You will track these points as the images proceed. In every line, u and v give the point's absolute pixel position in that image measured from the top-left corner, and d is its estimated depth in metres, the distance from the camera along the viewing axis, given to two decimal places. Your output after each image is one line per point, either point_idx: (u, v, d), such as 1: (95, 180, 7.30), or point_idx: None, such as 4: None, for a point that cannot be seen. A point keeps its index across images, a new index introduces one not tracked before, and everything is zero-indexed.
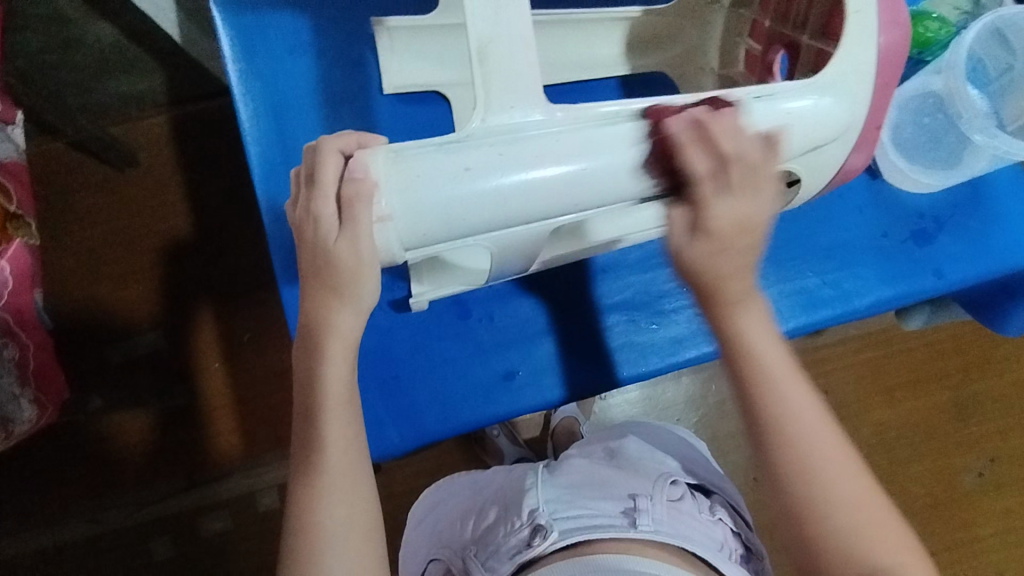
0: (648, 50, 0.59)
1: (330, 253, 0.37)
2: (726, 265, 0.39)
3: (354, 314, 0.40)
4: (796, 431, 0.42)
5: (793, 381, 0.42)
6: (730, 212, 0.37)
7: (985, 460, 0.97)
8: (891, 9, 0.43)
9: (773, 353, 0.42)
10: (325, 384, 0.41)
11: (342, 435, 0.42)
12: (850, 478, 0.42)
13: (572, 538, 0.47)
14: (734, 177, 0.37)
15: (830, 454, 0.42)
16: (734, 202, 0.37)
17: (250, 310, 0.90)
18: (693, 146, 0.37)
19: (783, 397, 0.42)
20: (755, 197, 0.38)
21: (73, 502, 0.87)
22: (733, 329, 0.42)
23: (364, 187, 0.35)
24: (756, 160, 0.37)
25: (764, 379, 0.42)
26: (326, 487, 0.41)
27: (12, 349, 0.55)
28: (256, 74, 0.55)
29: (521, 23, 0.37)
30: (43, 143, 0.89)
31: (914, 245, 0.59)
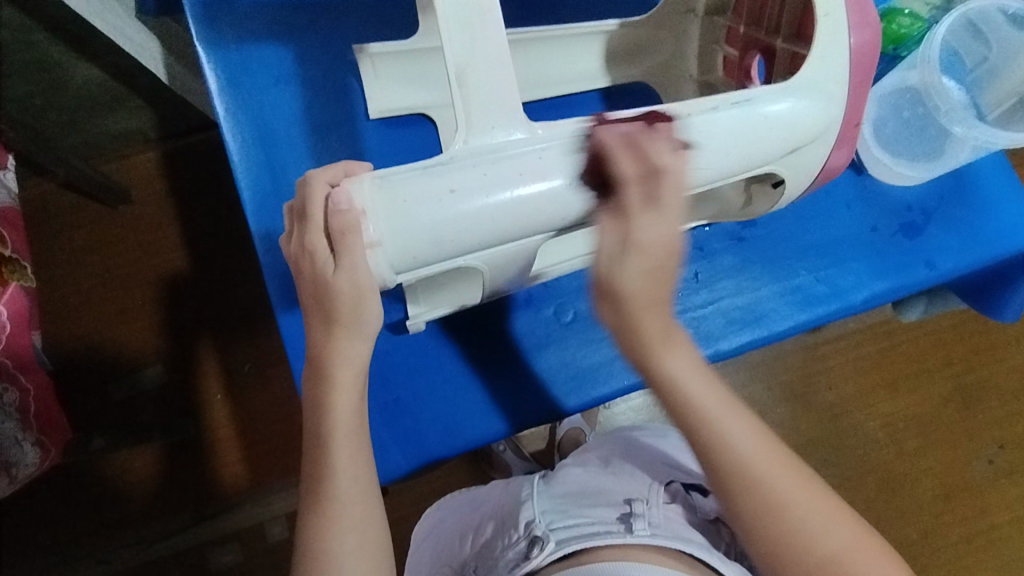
0: (627, 61, 0.60)
1: (330, 286, 0.38)
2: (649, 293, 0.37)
3: (360, 340, 0.41)
4: (755, 474, 0.40)
5: (732, 415, 0.41)
6: (653, 229, 0.37)
7: (994, 447, 0.97)
8: (861, 10, 0.43)
9: (708, 399, 0.41)
10: (333, 414, 0.41)
11: (351, 465, 0.41)
12: (817, 504, 0.40)
13: (569, 547, 0.46)
14: (663, 189, 0.37)
15: (798, 487, 0.40)
16: (659, 218, 0.37)
17: (251, 340, 0.90)
18: (621, 154, 0.37)
19: (729, 443, 0.40)
20: (671, 215, 0.37)
21: (80, 543, 0.86)
22: (663, 374, 0.40)
23: (350, 218, 0.36)
24: (672, 176, 0.38)
25: (701, 419, 0.40)
26: (338, 520, 0.41)
27: (12, 393, 0.55)
28: (242, 107, 0.56)
29: (498, 45, 0.38)
30: (37, 186, 0.90)
31: (904, 238, 0.59)
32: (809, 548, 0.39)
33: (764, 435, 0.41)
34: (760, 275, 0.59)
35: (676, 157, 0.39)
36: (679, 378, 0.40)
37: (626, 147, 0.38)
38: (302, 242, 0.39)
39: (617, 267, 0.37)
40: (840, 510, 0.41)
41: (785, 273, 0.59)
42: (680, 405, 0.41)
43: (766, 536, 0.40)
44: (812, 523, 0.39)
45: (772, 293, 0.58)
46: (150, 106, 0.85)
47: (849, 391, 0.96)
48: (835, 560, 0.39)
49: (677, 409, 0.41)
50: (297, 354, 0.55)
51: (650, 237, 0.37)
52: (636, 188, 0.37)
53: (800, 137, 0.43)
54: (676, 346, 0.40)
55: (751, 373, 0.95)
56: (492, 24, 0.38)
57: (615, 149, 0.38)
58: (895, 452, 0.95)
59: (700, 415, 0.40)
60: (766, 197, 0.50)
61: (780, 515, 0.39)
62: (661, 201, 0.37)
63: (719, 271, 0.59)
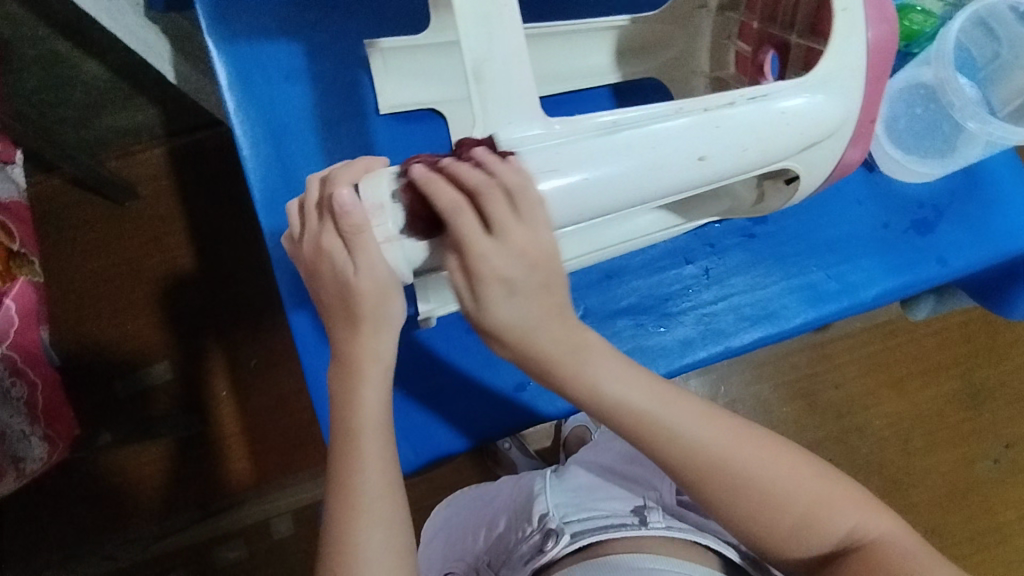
0: (638, 57, 0.60)
1: (348, 283, 0.38)
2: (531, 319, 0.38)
3: (389, 335, 0.40)
4: (707, 457, 0.41)
5: (679, 406, 0.41)
6: (499, 257, 0.36)
7: (1000, 446, 0.96)
8: (878, 6, 0.43)
9: (638, 398, 0.41)
10: (361, 408, 0.41)
11: (379, 458, 0.41)
12: (777, 466, 0.42)
13: (585, 539, 0.47)
14: (494, 213, 0.35)
15: (754, 458, 0.41)
16: (504, 245, 0.36)
17: (257, 337, 0.90)
18: (436, 186, 0.35)
19: (672, 437, 0.41)
20: (521, 237, 0.36)
21: (86, 538, 0.86)
22: (585, 385, 0.40)
23: (358, 219, 0.36)
24: (502, 198, 0.35)
25: (648, 421, 0.40)
26: (365, 511, 0.40)
27: (19, 387, 0.55)
28: (252, 102, 0.56)
29: (514, 39, 0.38)
30: (43, 182, 0.90)
31: (915, 234, 0.59)
32: (773, 509, 0.41)
33: (708, 416, 0.42)
34: (771, 271, 0.59)
35: (691, 152, 0.39)
36: (600, 383, 0.40)
37: (431, 185, 0.35)
38: (318, 237, 0.38)
39: (489, 302, 0.37)
40: (798, 462, 0.43)
41: (795, 270, 0.59)
42: (607, 414, 0.41)
43: (732, 509, 0.41)
44: (774, 485, 0.41)
45: (784, 290, 0.58)
46: (155, 102, 0.85)
47: (855, 390, 0.96)
48: (798, 514, 0.42)
49: (613, 416, 0.41)
50: (308, 350, 0.54)
51: (498, 266, 0.36)
52: (460, 220, 0.35)
53: (817, 133, 0.42)
54: (593, 357, 0.40)
55: (758, 372, 0.95)
56: (509, 19, 0.38)
57: (630, 144, 0.38)
58: (901, 452, 0.95)
59: (644, 418, 0.40)
60: (779, 195, 0.50)
61: (743, 489, 0.41)
62: (498, 229, 0.35)
63: (731, 268, 0.59)
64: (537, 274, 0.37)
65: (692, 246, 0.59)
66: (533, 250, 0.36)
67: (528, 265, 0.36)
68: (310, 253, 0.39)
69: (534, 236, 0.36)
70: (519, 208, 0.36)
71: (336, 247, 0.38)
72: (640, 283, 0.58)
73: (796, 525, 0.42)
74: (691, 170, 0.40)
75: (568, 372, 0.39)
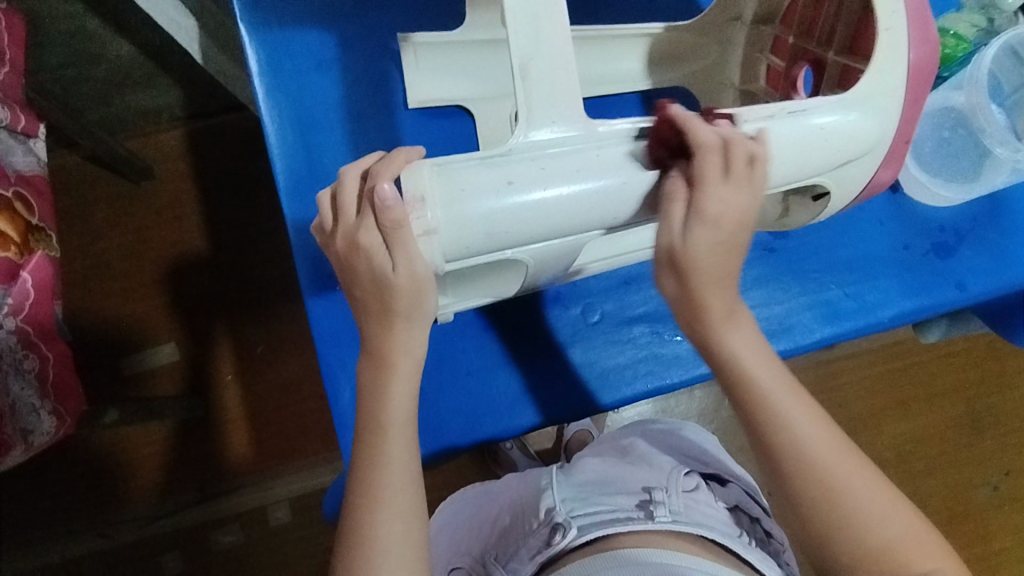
0: (669, 66, 0.60)
1: (388, 282, 0.38)
2: (710, 268, 0.38)
3: (420, 328, 0.41)
4: (816, 458, 0.41)
5: (796, 401, 0.42)
6: (725, 202, 0.37)
7: (1000, 473, 0.97)
8: (921, 27, 0.44)
9: (768, 379, 0.42)
10: (388, 399, 0.41)
11: (406, 451, 0.42)
12: (866, 489, 0.40)
13: (590, 534, 0.48)
14: (736, 160, 0.37)
15: (855, 472, 0.41)
16: (732, 192, 0.37)
17: (266, 323, 0.90)
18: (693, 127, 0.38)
19: (792, 427, 0.41)
20: (745, 189, 0.37)
21: (84, 514, 0.86)
22: (724, 351, 0.42)
23: (398, 215, 0.36)
24: (748, 151, 0.38)
25: (764, 402, 0.41)
26: (386, 503, 0.41)
27: (31, 360, 0.53)
28: (282, 90, 0.56)
29: (561, 40, 0.39)
30: (61, 157, 0.90)
31: (935, 258, 0.59)
32: (862, 527, 0.40)
33: (824, 421, 0.42)
34: (789, 286, 0.59)
35: None
36: (735, 353, 0.42)
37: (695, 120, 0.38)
38: (350, 231, 0.38)
39: (682, 241, 0.38)
40: (888, 488, 0.41)
41: (813, 287, 0.59)
42: (735, 382, 0.42)
43: (820, 516, 0.40)
44: (863, 503, 0.40)
45: (802, 305, 0.58)
46: (179, 84, 0.85)
47: (859, 409, 0.96)
48: (882, 546, 0.39)
49: (733, 388, 0.42)
50: (323, 340, 0.55)
51: (721, 210, 0.37)
52: (712, 157, 0.37)
53: (853, 150, 0.43)
54: (735, 324, 0.42)
55: None
56: (558, 20, 0.39)
57: (671, 150, 0.39)
58: (903, 473, 0.95)
59: (763, 398, 0.41)
60: (806, 211, 0.50)
61: (835, 498, 0.40)
62: (731, 175, 0.37)
63: (749, 281, 0.59)
64: (735, 231, 0.38)
65: None
66: (750, 205, 0.38)
67: (739, 221, 0.38)
68: (344, 248, 0.39)
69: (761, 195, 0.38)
70: (751, 165, 0.38)
71: (375, 241, 0.37)
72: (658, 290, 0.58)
73: (881, 551, 0.39)
74: None
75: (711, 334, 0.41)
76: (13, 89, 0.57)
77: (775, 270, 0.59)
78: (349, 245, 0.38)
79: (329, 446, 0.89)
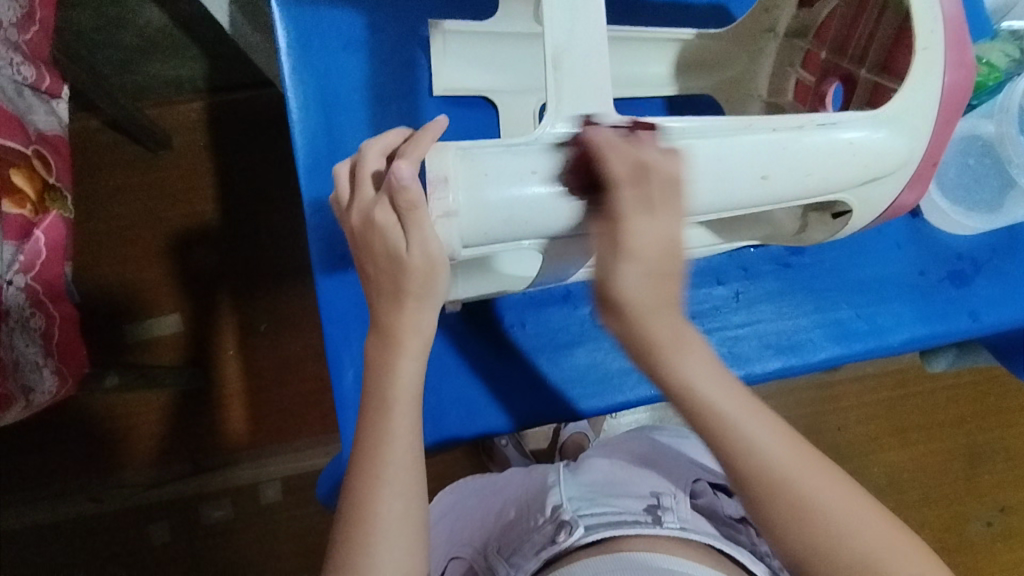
0: (697, 73, 0.60)
1: (402, 261, 0.37)
2: (657, 297, 0.36)
3: (432, 311, 0.40)
4: (778, 470, 0.39)
5: (760, 422, 0.39)
6: (649, 230, 0.35)
7: (995, 509, 0.96)
8: (958, 50, 0.44)
9: (726, 405, 0.39)
10: (396, 377, 0.41)
11: (410, 429, 0.41)
12: (839, 500, 0.39)
13: (598, 533, 0.47)
14: (654, 188, 0.36)
15: (821, 487, 0.39)
16: (653, 219, 0.35)
17: (272, 300, 0.90)
18: (610, 154, 0.37)
19: (752, 448, 0.39)
20: (672, 216, 0.36)
21: (76, 478, 0.86)
22: (676, 381, 0.38)
23: (412, 197, 0.35)
24: (671, 176, 0.36)
25: (721, 425, 0.39)
26: (389, 480, 0.40)
27: (37, 319, 0.53)
28: (309, 68, 0.56)
29: (596, 35, 0.40)
30: (81, 121, 0.90)
31: (951, 286, 0.59)
32: (830, 538, 0.38)
33: (786, 434, 0.40)
34: (801, 303, 0.58)
35: (754, 171, 0.41)
36: (690, 381, 0.38)
37: (611, 147, 0.37)
38: (365, 206, 0.38)
39: (616, 280, 0.35)
40: (860, 500, 0.39)
41: (826, 305, 0.58)
42: (695, 412, 0.39)
43: (787, 528, 0.38)
44: (841, 518, 0.38)
45: (813, 323, 0.58)
46: (205, 56, 0.85)
47: (858, 434, 0.95)
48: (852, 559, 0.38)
49: (691, 416, 0.39)
50: (331, 318, 0.55)
51: (647, 239, 0.35)
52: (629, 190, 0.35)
53: (880, 168, 0.43)
54: (693, 351, 0.38)
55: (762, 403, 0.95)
56: (593, 15, 0.40)
57: (697, 152, 0.40)
58: (898, 501, 0.94)
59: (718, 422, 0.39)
60: (823, 227, 0.50)
61: (806, 515, 0.38)
62: (650, 204, 0.35)
63: (762, 294, 0.58)
64: (670, 259, 0.35)
65: (726, 267, 0.59)
66: (672, 233, 0.35)
67: (668, 250, 0.35)
68: (358, 224, 0.39)
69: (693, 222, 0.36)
70: (673, 193, 0.36)
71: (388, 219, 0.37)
72: None
73: (858, 567, 0.38)
74: (755, 188, 0.41)
75: (659, 362, 0.37)
76: (40, 47, 0.57)
77: (757, 290, 0.58)
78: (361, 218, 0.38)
79: (324, 428, 0.89)
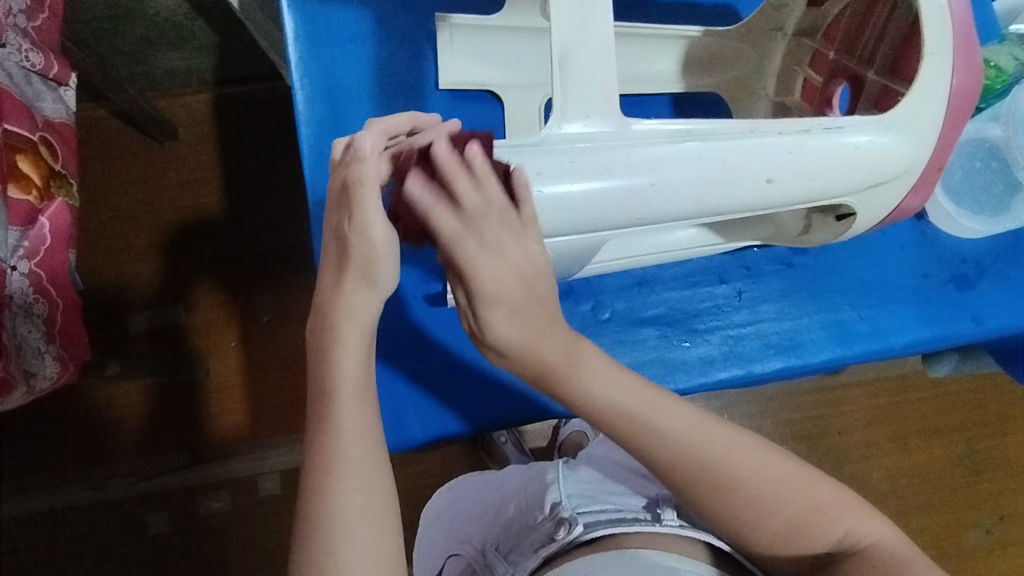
0: (703, 71, 0.59)
1: (347, 238, 0.38)
2: (530, 330, 0.40)
3: (366, 291, 0.40)
4: (699, 452, 0.42)
5: (669, 412, 0.42)
6: (495, 275, 0.38)
7: (994, 517, 0.95)
8: (967, 53, 0.44)
9: (629, 403, 0.42)
10: (335, 368, 0.41)
11: (356, 422, 0.41)
12: (761, 468, 0.42)
13: (597, 531, 0.47)
14: (490, 232, 0.37)
15: (741, 457, 0.42)
16: (499, 261, 0.38)
17: (273, 293, 0.90)
18: (436, 209, 0.37)
19: (665, 440, 0.42)
20: (520, 249, 0.38)
21: (76, 465, 0.87)
22: (579, 392, 0.42)
23: (363, 169, 0.36)
24: (505, 213, 0.37)
25: (633, 424, 0.42)
26: (343, 474, 0.40)
27: (41, 305, 0.54)
28: (315, 59, 0.56)
29: (603, 34, 0.40)
30: (88, 110, 0.90)
31: (955, 289, 0.59)
32: (762, 504, 0.42)
33: (698, 415, 0.43)
34: (804, 304, 0.58)
35: (760, 171, 0.41)
36: (593, 392, 0.42)
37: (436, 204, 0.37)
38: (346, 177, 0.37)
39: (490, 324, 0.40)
40: (772, 458, 0.43)
41: (829, 307, 0.58)
42: (604, 420, 0.42)
43: (725, 507, 0.42)
44: (763, 487, 0.42)
45: (815, 324, 0.58)
46: (214, 48, 0.85)
47: (858, 439, 0.95)
48: (788, 518, 0.42)
49: (603, 421, 0.42)
50: None
51: (497, 283, 0.38)
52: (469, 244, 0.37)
53: (884, 171, 0.43)
54: (585, 364, 0.42)
55: (762, 406, 0.94)
56: (601, 14, 0.40)
57: (701, 151, 0.41)
58: (896, 507, 0.94)
59: (629, 423, 0.42)
60: (828, 229, 0.50)
61: (732, 493, 0.41)
62: (492, 248, 0.37)
63: (765, 295, 0.58)
64: (531, 290, 0.39)
65: (728, 267, 0.58)
66: (527, 266, 0.38)
67: (524, 283, 0.38)
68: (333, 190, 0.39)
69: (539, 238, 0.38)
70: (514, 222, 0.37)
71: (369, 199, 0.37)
72: (670, 294, 0.58)
73: (791, 525, 0.42)
74: (758, 188, 0.41)
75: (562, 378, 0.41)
76: (50, 35, 0.58)
77: (759, 290, 0.58)
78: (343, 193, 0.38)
79: None
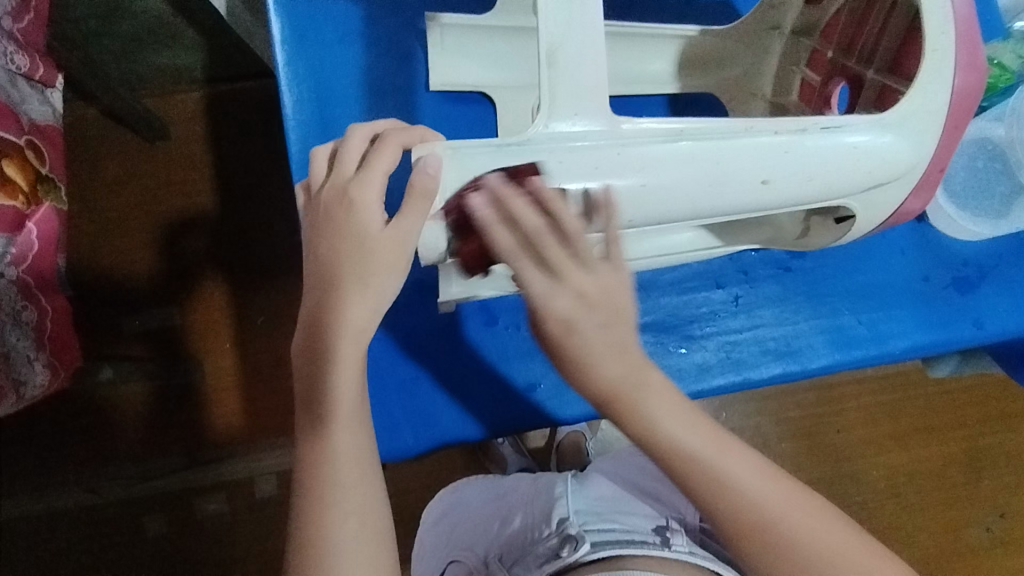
0: (699, 71, 0.58)
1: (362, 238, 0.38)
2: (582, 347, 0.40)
3: (362, 308, 0.39)
4: (758, 506, 0.41)
5: (734, 456, 0.42)
6: (559, 302, 0.39)
7: (994, 515, 0.95)
8: (970, 51, 0.43)
9: (692, 443, 0.41)
10: (335, 391, 0.40)
11: (352, 445, 0.40)
12: (818, 533, 0.41)
13: (602, 551, 0.47)
14: (553, 254, 0.39)
15: (800, 513, 0.42)
16: (558, 285, 0.39)
17: (267, 294, 0.89)
18: (495, 228, 0.38)
19: (731, 486, 0.41)
20: (588, 273, 0.39)
21: (73, 468, 0.86)
22: (639, 417, 0.41)
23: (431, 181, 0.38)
24: (569, 234, 0.39)
25: (699, 464, 0.41)
26: (333, 502, 0.39)
27: (30, 312, 0.53)
28: (304, 61, 0.55)
29: (592, 31, 0.39)
30: (77, 109, 0.89)
31: (955, 293, 0.58)
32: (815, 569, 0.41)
33: (760, 463, 0.43)
34: (801, 308, 0.57)
35: (755, 176, 0.40)
36: (655, 420, 0.41)
37: (490, 224, 0.38)
38: (346, 185, 0.39)
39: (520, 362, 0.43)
40: (828, 519, 0.42)
41: (827, 311, 0.57)
42: (666, 456, 0.41)
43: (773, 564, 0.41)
44: (824, 550, 0.41)
45: (813, 329, 0.57)
46: (203, 47, 0.83)
47: (858, 437, 0.94)
48: None
49: (664, 459, 0.42)
50: None
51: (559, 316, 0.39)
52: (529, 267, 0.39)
53: (886, 173, 0.42)
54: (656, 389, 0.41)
55: (761, 404, 0.94)
56: (591, 13, 0.39)
57: (695, 154, 0.40)
58: (895, 505, 0.93)
59: (693, 464, 0.41)
60: (827, 233, 0.49)
61: (789, 549, 0.41)
62: (557, 272, 0.39)
63: (761, 299, 0.57)
64: (596, 312, 0.39)
65: (725, 271, 0.58)
66: (595, 292, 0.39)
67: (586, 305, 0.39)
68: (331, 198, 0.39)
69: (611, 264, 0.40)
70: (577, 252, 0.39)
71: (418, 209, 0.38)
72: (667, 300, 0.57)
73: None
74: (755, 193, 0.41)
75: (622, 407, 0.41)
76: (35, 36, 0.56)
77: (757, 295, 0.57)
78: (354, 205, 0.39)
79: None
